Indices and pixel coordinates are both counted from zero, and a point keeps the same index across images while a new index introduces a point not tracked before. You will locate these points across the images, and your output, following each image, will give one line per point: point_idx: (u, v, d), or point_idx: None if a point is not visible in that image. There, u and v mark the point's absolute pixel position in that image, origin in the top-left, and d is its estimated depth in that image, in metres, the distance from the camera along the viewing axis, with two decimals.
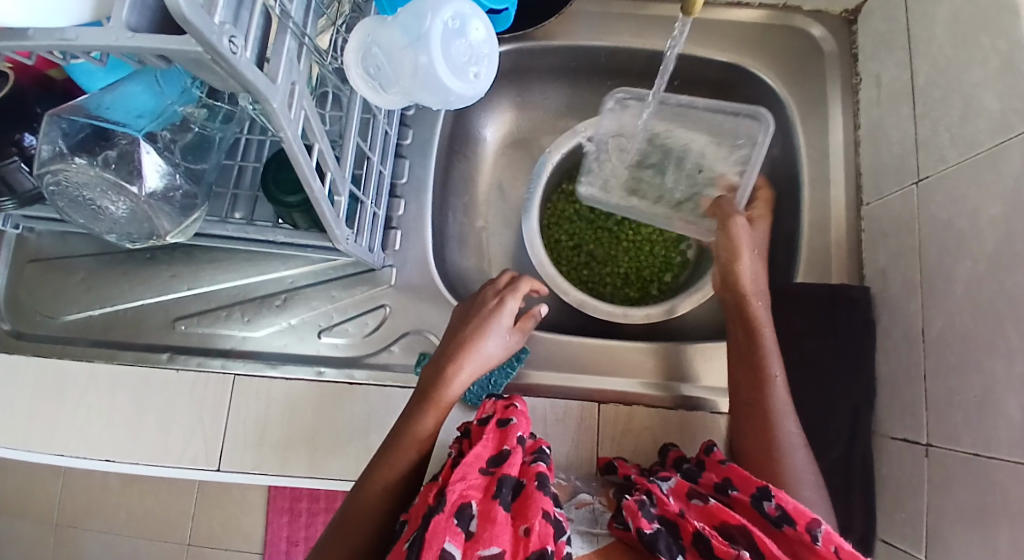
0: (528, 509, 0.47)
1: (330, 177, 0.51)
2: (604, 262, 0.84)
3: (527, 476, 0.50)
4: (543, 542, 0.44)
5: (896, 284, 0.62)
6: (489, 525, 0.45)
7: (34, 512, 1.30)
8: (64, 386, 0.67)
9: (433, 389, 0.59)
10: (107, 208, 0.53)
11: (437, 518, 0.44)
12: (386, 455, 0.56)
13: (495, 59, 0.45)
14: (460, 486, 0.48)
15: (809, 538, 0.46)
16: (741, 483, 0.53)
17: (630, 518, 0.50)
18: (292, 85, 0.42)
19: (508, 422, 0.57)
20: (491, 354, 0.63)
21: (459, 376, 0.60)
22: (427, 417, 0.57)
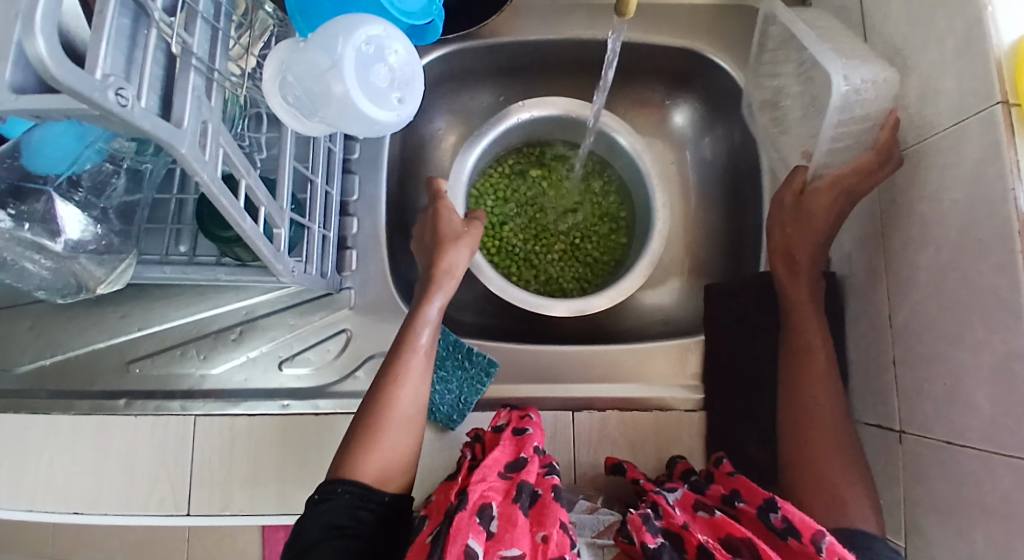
0: (546, 516, 0.45)
1: (263, 212, 0.49)
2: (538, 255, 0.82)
3: (543, 487, 0.48)
4: (561, 551, 0.43)
5: (862, 269, 0.61)
6: (510, 526, 0.44)
7: (21, 549, 1.28)
8: (19, 440, 0.65)
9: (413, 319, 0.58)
10: (28, 267, 0.51)
11: (461, 515, 0.43)
12: (384, 400, 0.53)
13: (419, 85, 0.43)
14: (481, 487, 0.46)
15: (814, 550, 0.43)
16: (748, 494, 0.51)
17: (634, 532, 0.49)
18: (204, 125, 0.39)
19: (524, 431, 0.56)
20: (462, 269, 0.63)
21: (437, 297, 0.60)
22: (419, 336, 0.57)
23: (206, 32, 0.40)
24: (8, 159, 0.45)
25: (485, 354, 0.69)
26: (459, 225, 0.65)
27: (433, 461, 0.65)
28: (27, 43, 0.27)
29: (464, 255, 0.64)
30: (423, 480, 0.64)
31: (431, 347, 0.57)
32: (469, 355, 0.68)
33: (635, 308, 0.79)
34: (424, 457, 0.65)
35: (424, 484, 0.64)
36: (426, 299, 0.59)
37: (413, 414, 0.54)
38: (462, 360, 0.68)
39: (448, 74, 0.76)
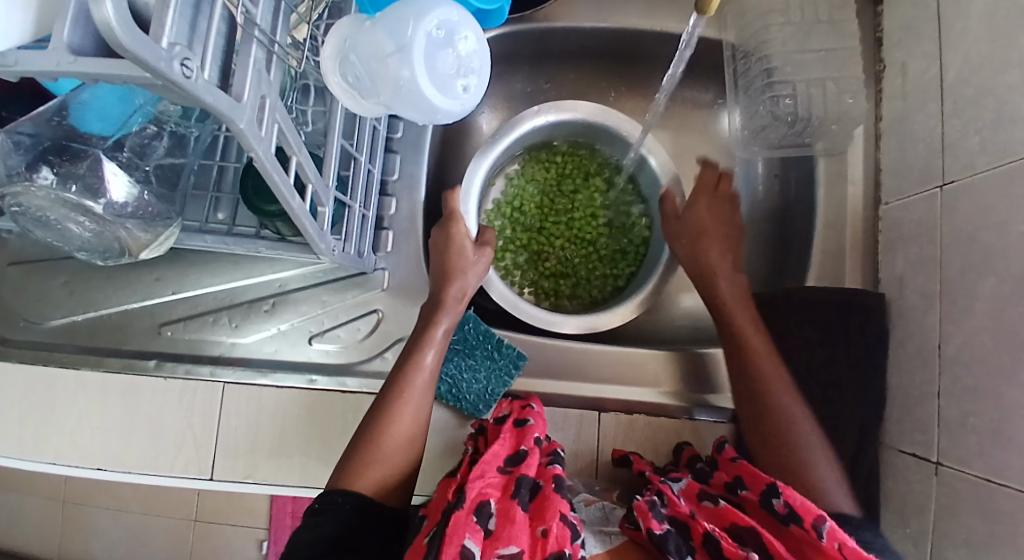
0: (546, 510, 0.44)
1: (310, 190, 0.48)
2: (557, 265, 0.81)
3: (544, 478, 0.48)
4: (561, 544, 0.41)
5: (913, 293, 0.59)
6: (506, 524, 0.42)
7: (38, 490, 1.32)
8: (49, 393, 0.65)
9: (417, 343, 0.58)
10: (71, 229, 0.51)
11: (458, 514, 0.42)
12: (384, 419, 0.53)
13: (485, 73, 0.41)
14: (478, 484, 0.45)
15: (814, 535, 0.43)
16: (750, 483, 0.50)
17: (640, 517, 0.47)
18: (262, 99, 0.38)
19: (525, 423, 0.55)
20: (474, 288, 0.64)
21: (442, 324, 0.59)
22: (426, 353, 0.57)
23: (269, 3, 0.39)
24: (56, 119, 0.45)
25: (514, 346, 0.68)
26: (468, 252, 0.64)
27: (455, 449, 0.65)
28: (95, 5, 0.26)
29: (473, 279, 0.64)
30: (444, 467, 0.64)
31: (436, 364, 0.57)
32: (499, 347, 0.67)
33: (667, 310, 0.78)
34: (447, 444, 0.65)
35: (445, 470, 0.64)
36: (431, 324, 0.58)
37: (417, 421, 0.54)
38: (492, 351, 0.67)
39: (494, 56, 0.74)
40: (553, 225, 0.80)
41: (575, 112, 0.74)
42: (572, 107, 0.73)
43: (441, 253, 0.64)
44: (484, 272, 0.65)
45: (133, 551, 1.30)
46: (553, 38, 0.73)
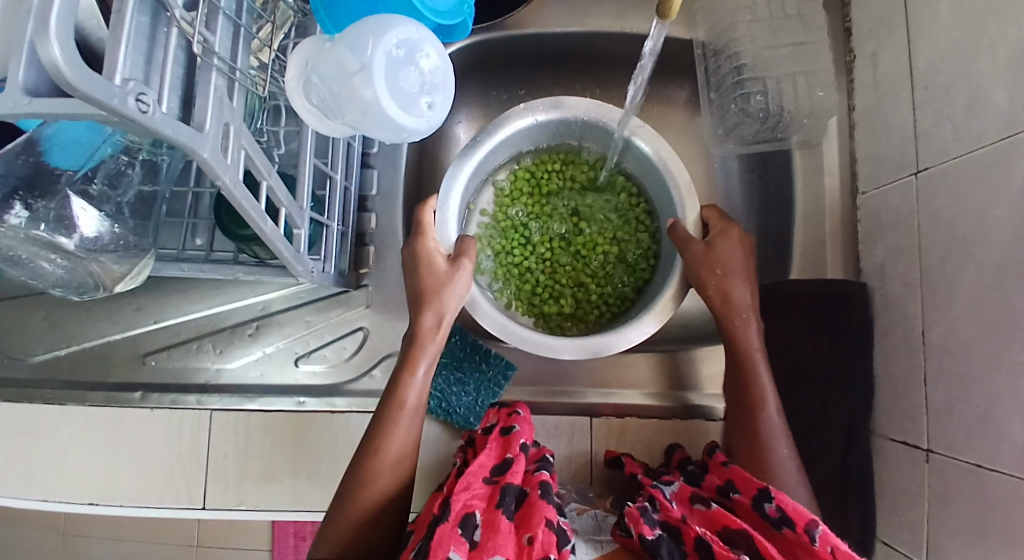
0: (531, 517, 0.43)
1: (284, 213, 0.48)
2: (558, 283, 0.74)
3: (530, 485, 0.47)
4: (546, 549, 0.40)
5: (895, 282, 0.60)
6: (492, 534, 0.41)
7: (36, 523, 1.30)
8: (33, 430, 0.64)
9: (397, 388, 0.54)
10: (43, 266, 0.50)
11: (442, 527, 0.41)
12: (361, 481, 0.51)
13: (448, 90, 0.41)
14: (464, 496, 0.45)
15: (807, 540, 0.43)
16: (742, 486, 0.50)
17: (632, 524, 0.47)
18: (225, 127, 0.38)
19: (511, 430, 0.55)
20: (452, 316, 0.58)
21: (422, 365, 0.56)
22: (407, 393, 0.54)
23: (228, 30, 0.38)
24: (24, 156, 0.42)
25: (503, 356, 0.68)
26: (443, 271, 0.57)
27: (448, 463, 0.64)
28: (42, 47, 0.25)
29: (453, 306, 0.58)
30: (438, 482, 0.64)
31: (419, 405, 0.54)
32: (486, 356, 0.67)
33: None
34: (439, 459, 0.64)
35: (438, 484, 0.64)
36: (408, 371, 0.54)
37: (405, 462, 0.52)
38: (479, 362, 0.67)
39: (468, 66, 0.74)
40: (545, 240, 0.74)
41: (569, 112, 0.65)
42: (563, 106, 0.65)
43: (411, 275, 0.58)
44: (467, 290, 0.59)
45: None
46: (525, 46, 0.73)
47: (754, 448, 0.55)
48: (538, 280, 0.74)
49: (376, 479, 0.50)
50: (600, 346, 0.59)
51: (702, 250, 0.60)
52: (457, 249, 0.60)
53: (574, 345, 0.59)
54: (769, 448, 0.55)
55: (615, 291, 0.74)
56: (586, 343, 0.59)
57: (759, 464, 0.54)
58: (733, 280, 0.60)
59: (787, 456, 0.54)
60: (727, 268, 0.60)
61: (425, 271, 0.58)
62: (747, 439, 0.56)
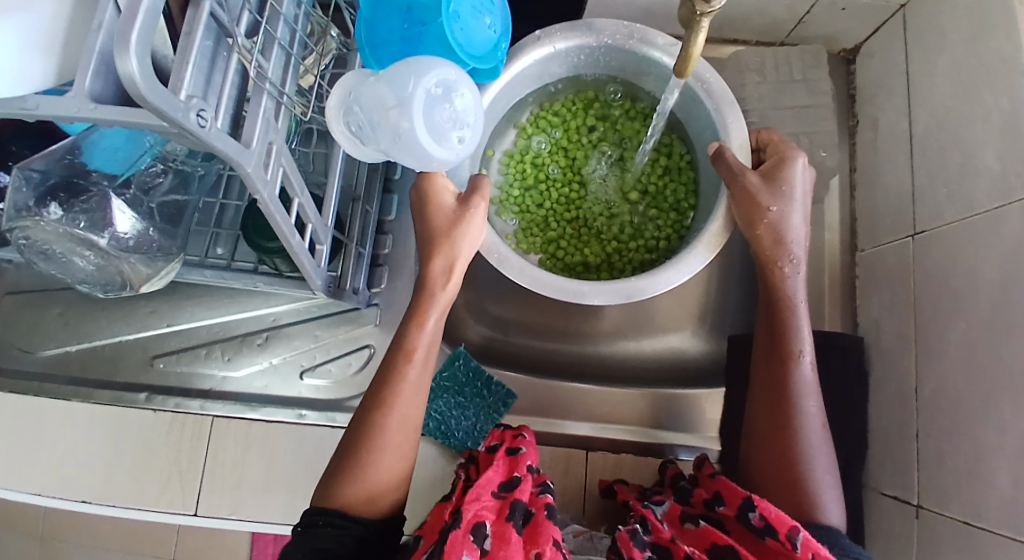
0: (539, 534, 0.45)
1: (310, 228, 0.50)
2: (583, 235, 0.75)
3: (536, 505, 0.48)
4: None
5: (889, 336, 0.62)
6: (502, 544, 0.43)
7: (16, 526, 1.30)
8: (36, 425, 0.65)
9: (403, 339, 0.54)
10: (76, 262, 0.52)
11: (455, 532, 0.43)
12: (371, 428, 0.51)
13: (478, 125, 0.44)
14: (474, 506, 0.46)
15: (789, 546, 0.44)
16: (728, 497, 0.50)
17: (623, 548, 0.47)
18: (269, 145, 0.40)
19: (517, 451, 0.55)
20: (468, 256, 0.56)
21: (431, 317, 0.55)
22: (415, 341, 0.53)
23: (280, 58, 0.41)
24: (67, 158, 0.46)
25: (504, 384, 0.69)
26: (453, 211, 0.55)
27: (443, 486, 0.65)
28: (122, 62, 0.28)
29: (468, 245, 0.55)
30: (432, 504, 0.64)
31: (427, 358, 0.54)
32: (488, 384, 0.68)
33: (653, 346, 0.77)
34: (435, 481, 0.65)
35: (431, 507, 0.64)
36: (416, 322, 0.54)
37: (412, 419, 0.53)
38: (481, 389, 0.68)
39: None
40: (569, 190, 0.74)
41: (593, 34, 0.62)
42: (589, 31, 0.62)
43: (422, 213, 0.56)
44: (478, 237, 0.56)
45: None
46: None
47: (775, 415, 0.54)
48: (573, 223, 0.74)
49: (385, 437, 0.51)
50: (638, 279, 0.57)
51: (758, 183, 0.56)
52: (471, 188, 0.56)
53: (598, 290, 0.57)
54: (793, 412, 0.54)
55: (656, 225, 0.73)
56: (616, 286, 0.57)
57: (783, 433, 0.53)
58: (788, 222, 0.57)
59: (815, 422, 0.54)
60: (780, 207, 0.57)
61: (434, 210, 0.55)
62: (770, 400, 0.55)
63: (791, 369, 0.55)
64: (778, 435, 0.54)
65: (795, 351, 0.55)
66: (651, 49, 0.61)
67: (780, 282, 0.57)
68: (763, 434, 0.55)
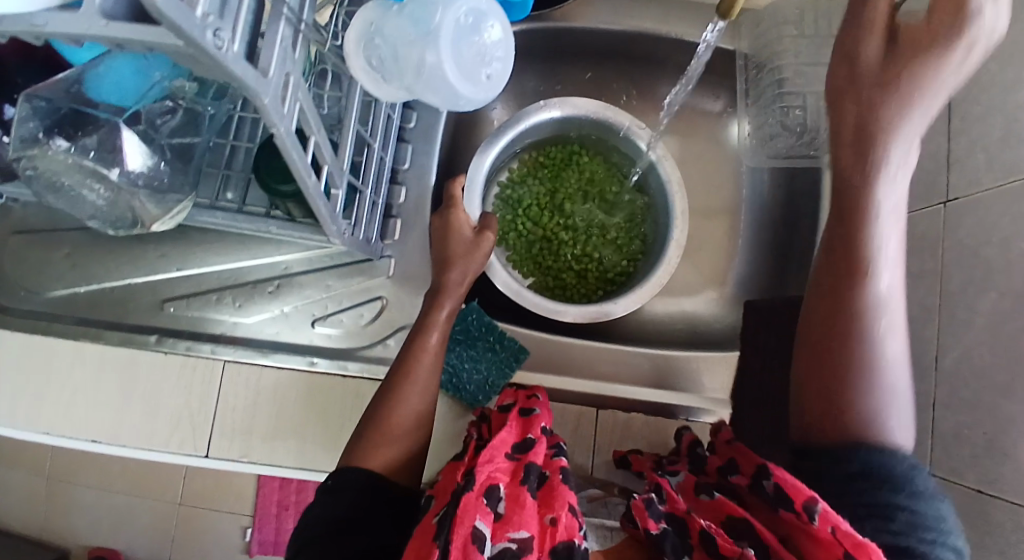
0: (554, 499, 0.44)
1: (326, 170, 0.48)
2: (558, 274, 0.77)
3: (550, 468, 0.48)
4: (570, 533, 0.42)
5: (913, 306, 0.60)
6: (517, 507, 0.43)
7: (23, 465, 1.33)
8: (46, 364, 0.65)
9: (419, 333, 0.59)
10: (86, 197, 0.50)
11: (469, 495, 0.42)
12: (389, 406, 0.55)
13: (507, 64, 0.44)
14: (488, 468, 0.46)
15: (805, 518, 0.40)
16: (743, 466, 0.50)
17: (637, 517, 0.47)
18: (286, 76, 0.38)
19: (531, 413, 0.55)
20: (477, 272, 0.63)
21: (444, 309, 0.60)
22: (429, 337, 0.58)
23: None
24: (74, 87, 0.45)
25: (516, 340, 0.69)
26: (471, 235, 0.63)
27: (453, 438, 0.65)
28: None
29: (478, 258, 0.62)
30: (442, 455, 0.65)
31: (440, 348, 0.59)
32: (500, 339, 0.68)
33: (667, 311, 0.76)
34: (446, 433, 0.65)
35: (441, 458, 0.64)
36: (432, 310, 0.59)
37: (433, 381, 0.57)
38: (493, 344, 0.67)
39: None
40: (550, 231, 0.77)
41: (578, 108, 0.71)
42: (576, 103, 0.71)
43: (442, 238, 0.63)
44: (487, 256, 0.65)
45: (115, 532, 1.33)
46: (570, 38, 0.74)
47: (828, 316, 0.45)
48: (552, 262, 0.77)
49: (405, 396, 0.56)
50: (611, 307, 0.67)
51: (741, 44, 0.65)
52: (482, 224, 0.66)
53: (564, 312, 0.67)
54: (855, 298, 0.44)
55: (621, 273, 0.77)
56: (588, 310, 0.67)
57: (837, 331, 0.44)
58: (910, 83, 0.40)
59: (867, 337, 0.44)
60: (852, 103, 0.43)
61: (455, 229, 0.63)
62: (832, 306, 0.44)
63: (860, 272, 0.43)
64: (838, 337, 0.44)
65: (870, 252, 0.43)
66: (622, 121, 0.71)
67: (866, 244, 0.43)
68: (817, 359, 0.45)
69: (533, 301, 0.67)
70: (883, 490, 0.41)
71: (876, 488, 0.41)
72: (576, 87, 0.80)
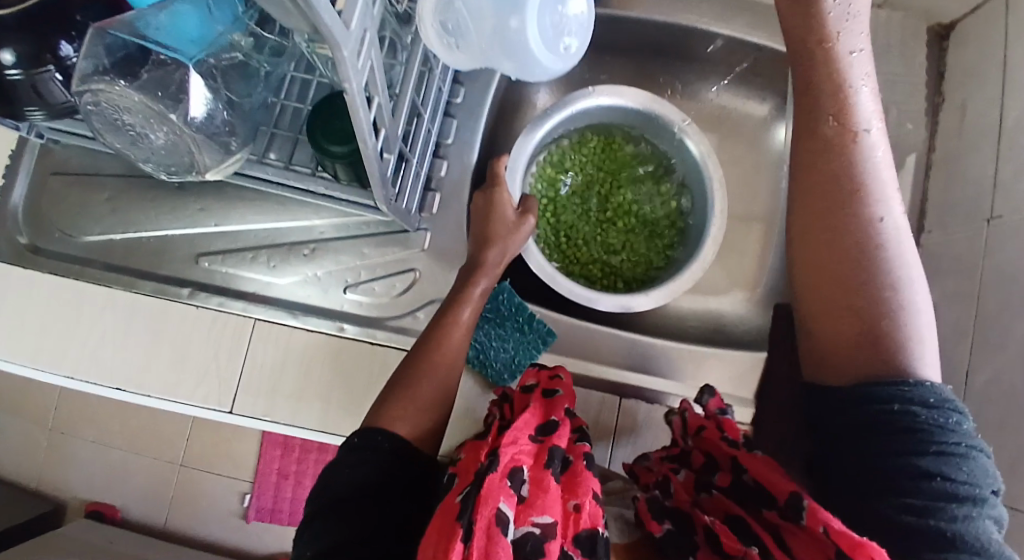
0: (578, 484, 0.42)
1: (383, 134, 0.48)
2: (591, 263, 0.77)
3: (573, 454, 0.45)
4: (593, 523, 0.40)
5: (946, 324, 0.60)
6: (541, 492, 0.40)
7: (26, 413, 1.33)
8: (76, 307, 0.66)
9: (453, 307, 0.59)
10: (147, 136, 0.50)
11: (493, 476, 0.39)
12: (420, 373, 0.55)
13: (580, 38, 0.51)
14: (512, 450, 0.42)
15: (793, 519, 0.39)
16: (722, 459, 0.49)
17: (640, 518, 0.48)
18: (364, 32, 0.38)
19: (553, 394, 0.52)
20: (513, 253, 0.63)
21: (479, 285, 0.60)
22: (460, 314, 0.58)
23: None
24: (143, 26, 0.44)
25: (545, 323, 0.69)
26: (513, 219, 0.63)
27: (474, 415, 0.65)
28: None
29: (514, 241, 0.63)
30: (461, 432, 0.65)
31: (471, 322, 0.59)
32: (529, 321, 0.68)
33: (692, 310, 0.77)
34: (467, 410, 0.65)
35: (461, 434, 0.64)
36: (469, 285, 0.59)
37: (462, 354, 0.57)
38: (522, 324, 0.67)
39: None
40: (587, 220, 0.77)
41: (626, 97, 0.71)
42: (625, 93, 0.71)
43: (483, 218, 0.63)
44: (526, 239, 0.65)
45: (114, 487, 1.33)
46: (622, 27, 0.74)
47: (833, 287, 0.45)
48: (586, 250, 0.77)
49: (435, 365, 0.56)
50: (653, 300, 0.66)
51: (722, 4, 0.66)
52: (522, 206, 0.66)
53: (595, 298, 0.66)
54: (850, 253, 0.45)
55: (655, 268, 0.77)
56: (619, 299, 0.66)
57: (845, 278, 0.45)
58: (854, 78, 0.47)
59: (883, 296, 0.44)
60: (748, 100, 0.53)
61: (497, 209, 0.63)
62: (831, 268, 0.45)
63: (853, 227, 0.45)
64: (849, 261, 0.44)
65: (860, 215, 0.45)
66: (670, 114, 0.71)
67: (844, 154, 0.46)
68: (837, 298, 0.45)
69: (566, 286, 0.66)
70: (913, 451, 0.40)
71: (907, 450, 0.40)
72: (621, 79, 0.80)
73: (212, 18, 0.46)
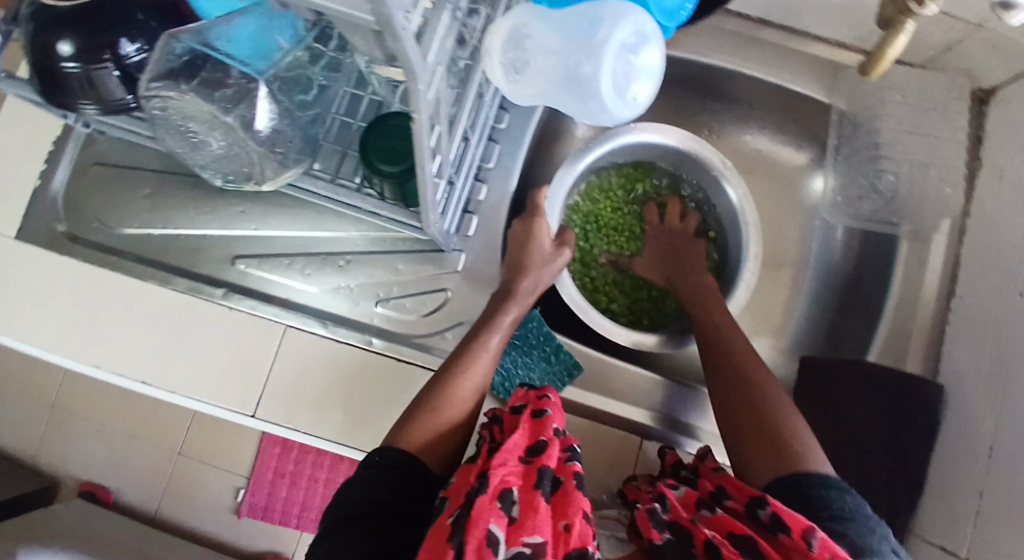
0: (567, 504, 0.39)
1: (439, 159, 0.48)
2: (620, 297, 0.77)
3: (563, 473, 0.42)
4: (584, 542, 0.37)
5: (974, 389, 0.61)
6: (530, 512, 0.37)
7: (31, 390, 1.34)
8: (105, 298, 0.65)
9: (482, 331, 0.59)
10: (208, 142, 0.52)
11: (481, 498, 0.38)
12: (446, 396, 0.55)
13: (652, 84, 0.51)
14: (500, 471, 0.40)
15: (803, 546, 0.40)
16: (735, 492, 0.47)
17: (640, 526, 0.45)
18: (437, 63, 0.38)
19: (542, 413, 0.48)
20: (547, 282, 0.65)
21: (510, 311, 0.60)
22: (488, 339, 0.58)
23: None
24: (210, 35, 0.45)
25: (572, 354, 0.69)
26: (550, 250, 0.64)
27: None
28: None
29: (547, 270, 0.64)
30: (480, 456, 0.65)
31: (498, 348, 0.59)
32: (556, 351, 0.68)
33: None
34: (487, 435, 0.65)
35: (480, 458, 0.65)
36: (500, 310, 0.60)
37: (488, 378, 0.57)
38: (549, 354, 0.68)
39: None
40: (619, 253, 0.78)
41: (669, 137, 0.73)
42: (668, 132, 0.72)
43: (520, 245, 0.64)
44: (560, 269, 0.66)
45: (112, 472, 1.33)
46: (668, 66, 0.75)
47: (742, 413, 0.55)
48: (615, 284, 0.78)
49: (460, 389, 0.55)
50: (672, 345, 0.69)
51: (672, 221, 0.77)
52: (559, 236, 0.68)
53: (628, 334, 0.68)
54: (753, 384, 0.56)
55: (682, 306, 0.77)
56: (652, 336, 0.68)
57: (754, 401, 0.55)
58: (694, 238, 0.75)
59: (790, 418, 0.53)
60: (671, 258, 0.73)
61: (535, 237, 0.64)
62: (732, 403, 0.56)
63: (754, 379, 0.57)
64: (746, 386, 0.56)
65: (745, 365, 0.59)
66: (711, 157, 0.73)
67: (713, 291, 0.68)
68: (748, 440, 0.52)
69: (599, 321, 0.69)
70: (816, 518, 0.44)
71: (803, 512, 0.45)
72: (661, 116, 0.81)
73: (273, 27, 0.45)
